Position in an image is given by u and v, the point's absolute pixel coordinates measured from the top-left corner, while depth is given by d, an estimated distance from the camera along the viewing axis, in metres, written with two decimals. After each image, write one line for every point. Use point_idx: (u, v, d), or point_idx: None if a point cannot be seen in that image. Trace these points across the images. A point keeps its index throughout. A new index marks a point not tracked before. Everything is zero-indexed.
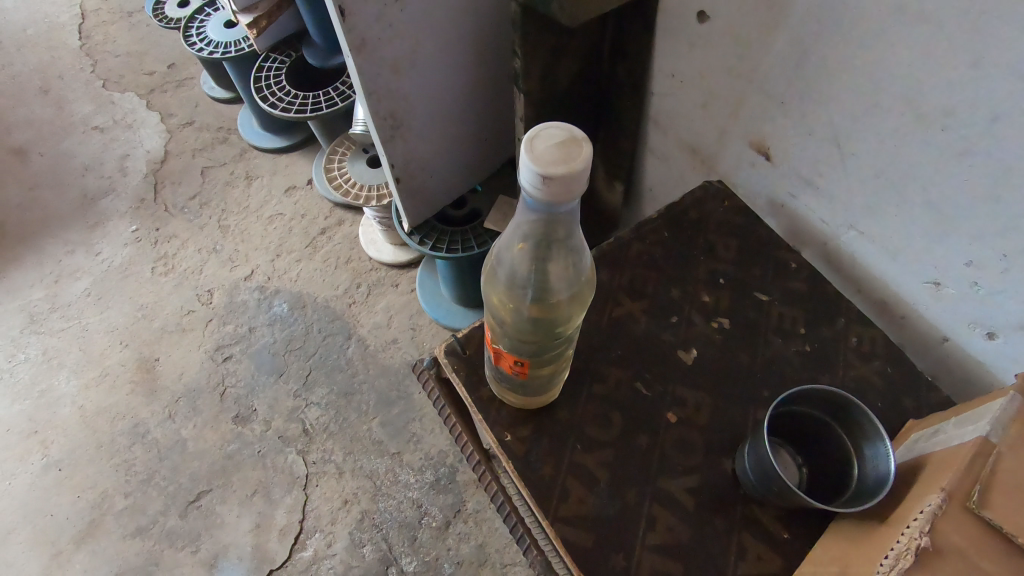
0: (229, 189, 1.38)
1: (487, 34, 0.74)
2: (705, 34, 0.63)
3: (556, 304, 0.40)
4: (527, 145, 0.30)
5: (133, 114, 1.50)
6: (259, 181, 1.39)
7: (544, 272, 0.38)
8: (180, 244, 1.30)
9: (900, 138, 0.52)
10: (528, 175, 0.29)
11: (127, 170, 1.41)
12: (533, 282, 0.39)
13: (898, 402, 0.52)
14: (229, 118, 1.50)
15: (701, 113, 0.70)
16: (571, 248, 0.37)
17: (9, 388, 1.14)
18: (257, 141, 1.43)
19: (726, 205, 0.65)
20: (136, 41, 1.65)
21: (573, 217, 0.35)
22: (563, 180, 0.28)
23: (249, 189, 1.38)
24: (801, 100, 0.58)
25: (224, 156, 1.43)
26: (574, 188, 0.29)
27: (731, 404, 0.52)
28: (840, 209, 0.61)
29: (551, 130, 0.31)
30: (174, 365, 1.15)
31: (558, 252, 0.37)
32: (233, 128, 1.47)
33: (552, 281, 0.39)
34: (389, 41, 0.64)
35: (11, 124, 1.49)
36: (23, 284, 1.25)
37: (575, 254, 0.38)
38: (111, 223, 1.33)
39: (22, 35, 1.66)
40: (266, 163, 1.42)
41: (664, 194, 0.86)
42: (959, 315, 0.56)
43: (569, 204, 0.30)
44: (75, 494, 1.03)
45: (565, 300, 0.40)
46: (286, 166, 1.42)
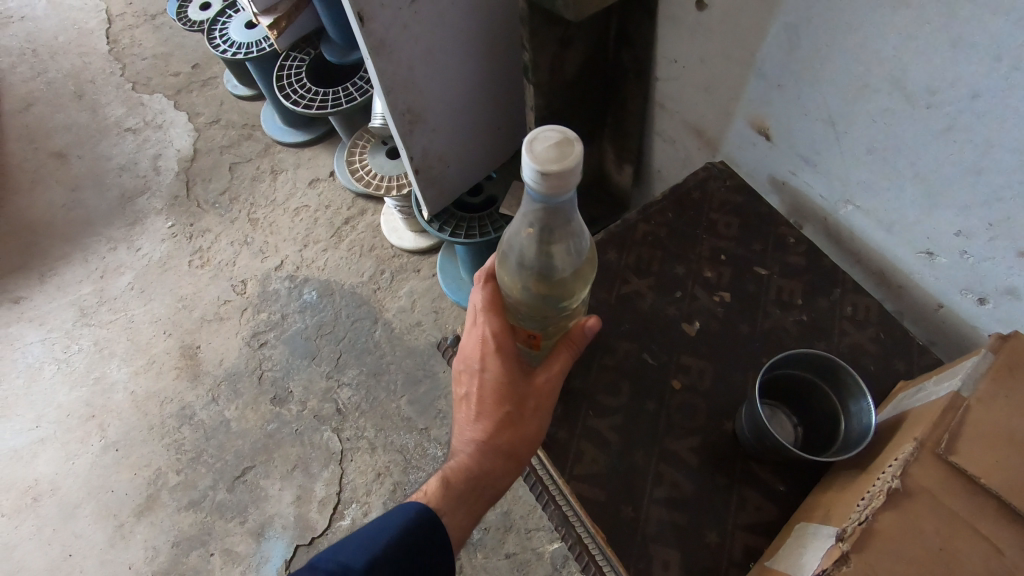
0: (256, 183, 1.44)
1: (497, 28, 0.78)
2: (704, 21, 0.66)
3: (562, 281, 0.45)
4: (527, 147, 0.34)
5: (163, 114, 1.57)
6: (284, 174, 1.45)
7: (550, 254, 0.43)
8: (213, 237, 1.37)
9: (889, 116, 0.54)
10: (529, 173, 0.33)
11: (161, 169, 1.48)
12: (540, 264, 0.43)
13: (891, 365, 0.56)
14: (252, 114, 1.56)
15: (704, 96, 0.73)
16: (571, 231, 0.42)
17: (67, 376, 1.23)
18: (280, 136, 1.49)
19: (728, 185, 0.68)
20: (161, 43, 1.71)
21: (572, 204, 0.39)
22: (559, 175, 0.32)
23: (275, 182, 1.44)
24: (797, 83, 0.61)
25: (250, 151, 1.49)
26: (569, 181, 0.33)
27: (733, 371, 0.57)
28: (837, 185, 0.64)
29: (547, 132, 0.35)
30: (215, 352, 1.23)
31: (561, 236, 0.42)
32: (258, 124, 1.54)
33: (558, 263, 0.43)
34: (405, 41, 0.68)
35: (51, 129, 1.57)
36: (72, 280, 1.34)
37: (575, 237, 0.43)
38: (148, 220, 1.41)
39: (54, 42, 1.74)
40: (290, 157, 1.48)
41: (672, 176, 0.89)
42: (953, 282, 0.59)
43: (565, 195, 0.35)
44: (133, 472, 1.12)
45: (569, 277, 0.45)
46: (309, 160, 1.47)
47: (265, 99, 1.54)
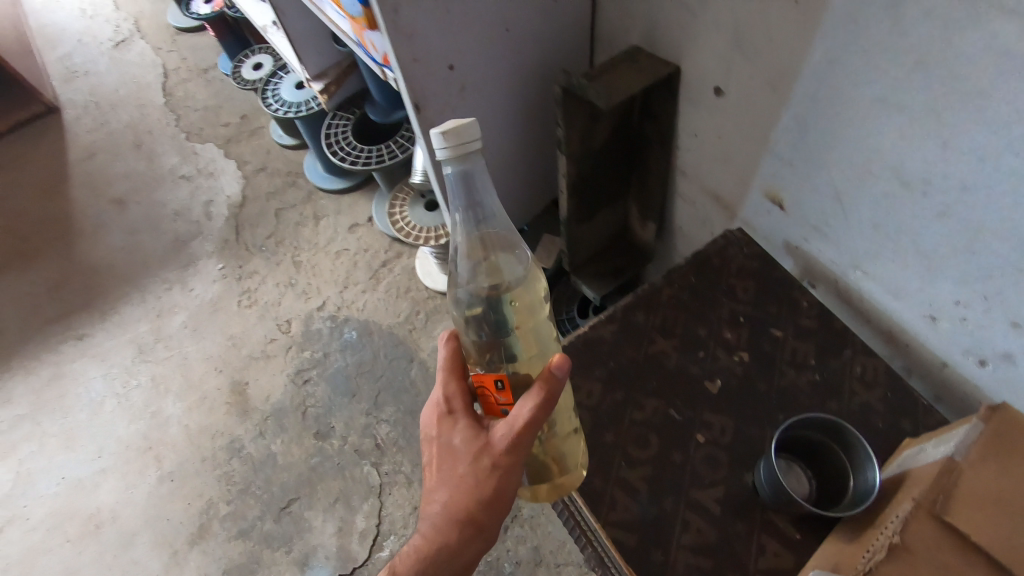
0: (300, 228, 1.54)
1: (533, 105, 0.86)
2: (721, 105, 0.73)
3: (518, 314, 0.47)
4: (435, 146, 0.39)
5: (214, 163, 1.69)
6: (326, 220, 1.55)
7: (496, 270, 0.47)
8: (260, 279, 1.47)
9: (890, 198, 0.61)
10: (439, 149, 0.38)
11: (212, 215, 1.59)
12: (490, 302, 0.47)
13: (898, 422, 0.61)
14: (296, 163, 1.67)
15: (722, 167, 0.80)
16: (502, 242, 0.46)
17: (126, 410, 1.32)
18: (322, 183, 1.59)
19: (745, 250, 0.75)
20: (212, 95, 1.85)
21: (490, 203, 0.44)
22: (456, 131, 0.37)
23: (317, 227, 1.54)
24: (806, 163, 0.68)
25: (294, 198, 1.60)
26: (469, 140, 0.38)
27: (752, 426, 0.63)
28: (846, 252, 0.70)
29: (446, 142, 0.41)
30: (263, 388, 1.32)
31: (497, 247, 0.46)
32: (301, 172, 1.65)
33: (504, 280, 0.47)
34: (453, 123, 0.77)
35: (111, 176, 1.70)
36: (131, 319, 1.45)
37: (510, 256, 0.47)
38: (201, 263, 1.51)
39: (115, 96, 1.89)
40: (331, 203, 1.58)
41: (693, 233, 0.96)
42: (955, 344, 0.64)
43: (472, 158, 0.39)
44: (186, 502, 1.20)
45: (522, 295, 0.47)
46: (348, 206, 1.57)
47: (308, 149, 1.66)
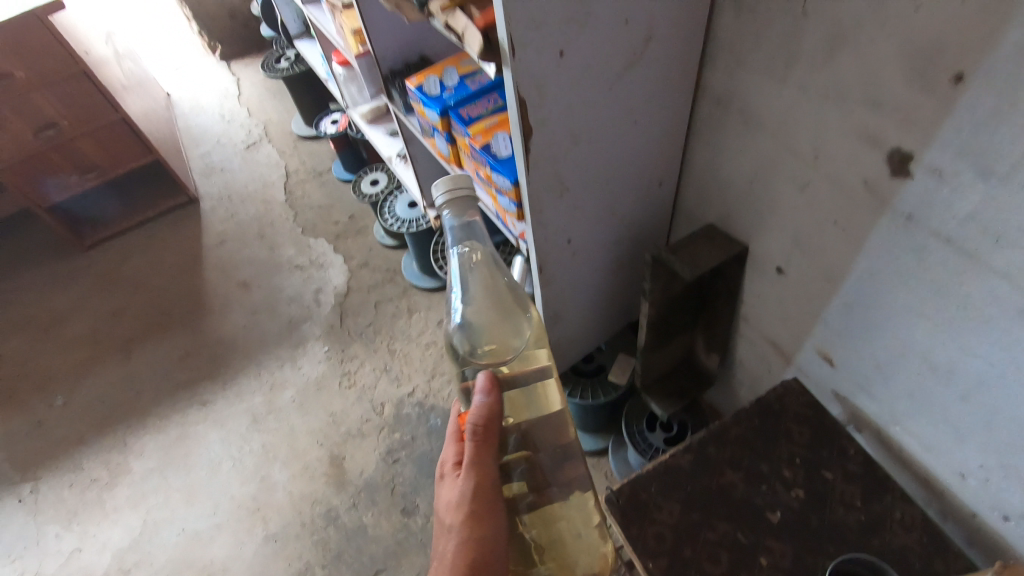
0: (395, 319, 1.78)
1: (624, 259, 1.07)
2: (782, 281, 0.91)
3: (508, 321, 0.66)
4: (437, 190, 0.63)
5: (324, 256, 1.96)
6: (418, 314, 1.78)
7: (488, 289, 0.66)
8: (360, 363, 1.69)
9: (922, 377, 0.76)
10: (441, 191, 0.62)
11: (320, 302, 1.85)
12: (490, 321, 0.65)
13: (931, 564, 0.74)
14: (394, 260, 1.93)
15: (781, 324, 0.98)
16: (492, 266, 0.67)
17: (240, 472, 1.53)
18: (417, 281, 1.83)
19: (801, 399, 0.90)
20: (326, 196, 2.16)
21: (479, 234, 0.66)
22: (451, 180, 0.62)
23: (410, 320, 1.77)
24: (853, 337, 0.84)
25: (392, 292, 1.84)
26: (459, 182, 0.63)
27: (806, 555, 0.76)
28: (888, 410, 0.85)
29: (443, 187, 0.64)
30: (358, 463, 1.50)
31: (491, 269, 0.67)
32: (398, 270, 1.90)
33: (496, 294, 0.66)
34: (563, 278, 0.98)
35: (238, 262, 1.99)
36: (248, 390, 1.68)
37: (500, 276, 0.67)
38: (309, 345, 1.75)
39: (245, 191, 2.22)
40: (423, 299, 1.81)
41: (754, 367, 1.12)
42: (982, 500, 0.77)
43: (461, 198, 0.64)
44: (287, 563, 1.37)
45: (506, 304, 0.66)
46: (438, 302, 1.80)
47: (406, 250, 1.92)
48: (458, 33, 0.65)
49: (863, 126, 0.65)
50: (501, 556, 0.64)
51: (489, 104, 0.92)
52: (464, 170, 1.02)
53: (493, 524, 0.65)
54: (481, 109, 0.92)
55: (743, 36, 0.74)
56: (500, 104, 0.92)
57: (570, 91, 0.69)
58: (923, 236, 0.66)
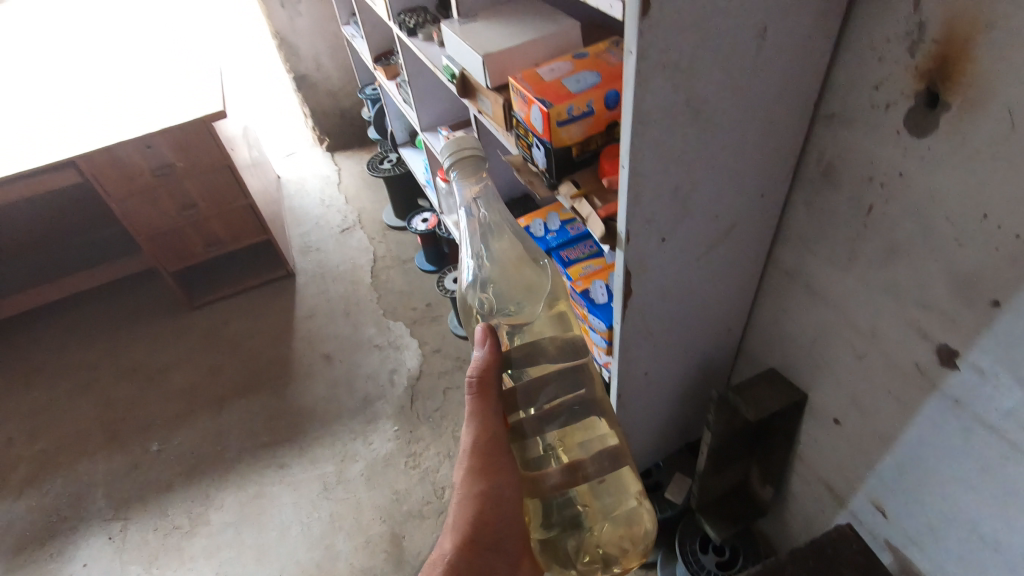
0: (461, 407, 1.91)
1: (689, 390, 1.18)
2: (838, 431, 1.01)
3: (511, 272, 0.80)
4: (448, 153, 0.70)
5: (402, 339, 2.15)
6: None
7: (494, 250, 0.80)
8: (425, 446, 1.82)
9: (970, 543, 0.83)
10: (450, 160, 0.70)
11: (394, 381, 2.01)
12: (497, 276, 0.80)
13: None
14: (464, 350, 2.09)
15: (836, 469, 1.06)
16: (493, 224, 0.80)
17: (307, 538, 1.64)
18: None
19: (854, 546, 0.97)
20: (407, 282, 2.38)
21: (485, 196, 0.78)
22: (460, 146, 0.70)
23: None
24: (904, 495, 0.92)
25: (460, 380, 1.99)
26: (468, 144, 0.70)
27: None
28: (939, 568, 0.91)
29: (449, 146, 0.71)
30: (416, 544, 1.59)
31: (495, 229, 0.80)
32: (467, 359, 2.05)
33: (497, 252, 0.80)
34: (636, 404, 1.10)
35: (324, 336, 2.20)
36: (321, 458, 1.82)
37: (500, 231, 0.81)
38: (381, 422, 1.90)
39: (336, 270, 2.48)
40: None
41: (807, 504, 1.18)
42: None
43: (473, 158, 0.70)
44: None
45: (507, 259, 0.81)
46: None
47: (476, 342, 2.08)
48: (583, 215, 0.83)
49: (913, 321, 0.78)
50: (509, 508, 0.69)
51: (587, 250, 1.10)
52: None
53: (499, 467, 0.70)
54: (580, 253, 1.09)
55: (810, 228, 0.89)
56: (596, 250, 1.10)
57: (665, 264, 0.85)
58: (967, 420, 0.76)
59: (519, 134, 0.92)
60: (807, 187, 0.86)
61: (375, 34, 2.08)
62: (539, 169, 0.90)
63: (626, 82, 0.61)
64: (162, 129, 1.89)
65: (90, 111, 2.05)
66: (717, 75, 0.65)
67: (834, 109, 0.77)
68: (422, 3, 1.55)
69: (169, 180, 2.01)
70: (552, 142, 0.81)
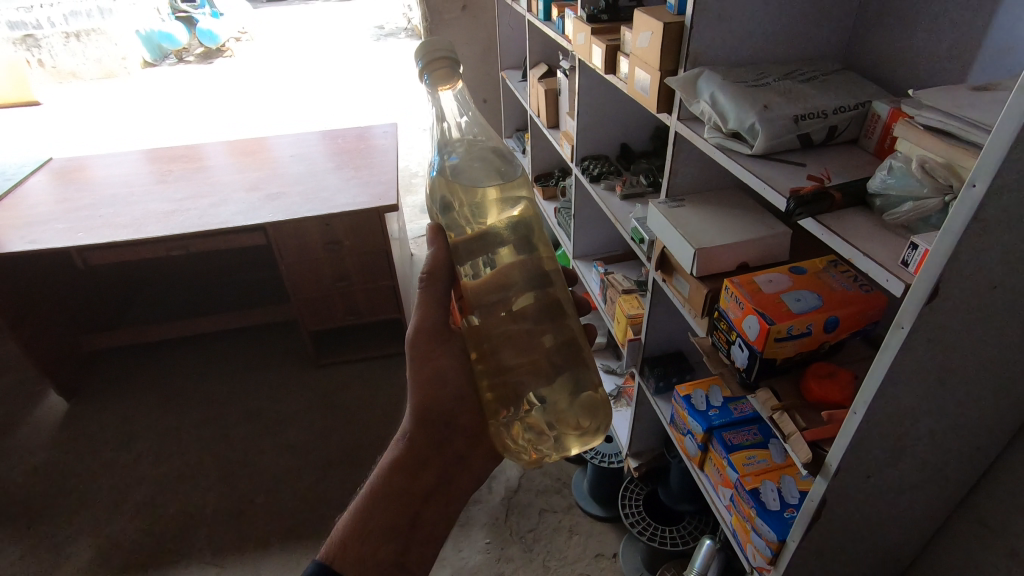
0: (556, 533, 1.76)
1: None
2: None
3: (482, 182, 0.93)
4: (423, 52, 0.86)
5: None
6: (578, 536, 1.75)
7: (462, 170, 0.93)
8: (514, 567, 1.68)
9: None
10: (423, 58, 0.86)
11: (491, 487, 1.90)
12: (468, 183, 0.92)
13: None
14: (566, 471, 1.95)
15: None
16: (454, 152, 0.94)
17: None
18: (583, 503, 1.82)
19: None
20: None
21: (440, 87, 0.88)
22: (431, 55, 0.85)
23: (569, 539, 1.74)
24: None
25: (558, 504, 1.85)
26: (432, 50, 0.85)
27: None
28: None
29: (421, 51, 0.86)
30: None
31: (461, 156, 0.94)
32: (567, 482, 1.91)
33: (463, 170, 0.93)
34: None
35: None
36: None
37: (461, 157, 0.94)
38: (473, 530, 1.79)
39: None
40: (586, 523, 1.78)
41: None
42: None
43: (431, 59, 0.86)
44: None
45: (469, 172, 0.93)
46: (600, 532, 1.75)
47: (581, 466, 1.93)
48: (783, 431, 0.82)
49: None
50: (448, 386, 0.88)
51: (750, 436, 1.07)
52: (706, 474, 1.16)
53: (441, 360, 0.88)
54: (743, 439, 1.07)
55: None
56: (760, 439, 1.07)
57: (863, 497, 0.81)
58: None
59: (717, 325, 0.95)
60: None
61: (541, 158, 2.25)
62: (733, 364, 0.92)
63: (887, 346, 0.63)
64: (342, 213, 2.12)
65: (283, 182, 2.33)
66: (975, 352, 0.65)
67: None
68: (604, 152, 1.68)
69: (334, 254, 2.23)
70: (763, 351, 0.83)
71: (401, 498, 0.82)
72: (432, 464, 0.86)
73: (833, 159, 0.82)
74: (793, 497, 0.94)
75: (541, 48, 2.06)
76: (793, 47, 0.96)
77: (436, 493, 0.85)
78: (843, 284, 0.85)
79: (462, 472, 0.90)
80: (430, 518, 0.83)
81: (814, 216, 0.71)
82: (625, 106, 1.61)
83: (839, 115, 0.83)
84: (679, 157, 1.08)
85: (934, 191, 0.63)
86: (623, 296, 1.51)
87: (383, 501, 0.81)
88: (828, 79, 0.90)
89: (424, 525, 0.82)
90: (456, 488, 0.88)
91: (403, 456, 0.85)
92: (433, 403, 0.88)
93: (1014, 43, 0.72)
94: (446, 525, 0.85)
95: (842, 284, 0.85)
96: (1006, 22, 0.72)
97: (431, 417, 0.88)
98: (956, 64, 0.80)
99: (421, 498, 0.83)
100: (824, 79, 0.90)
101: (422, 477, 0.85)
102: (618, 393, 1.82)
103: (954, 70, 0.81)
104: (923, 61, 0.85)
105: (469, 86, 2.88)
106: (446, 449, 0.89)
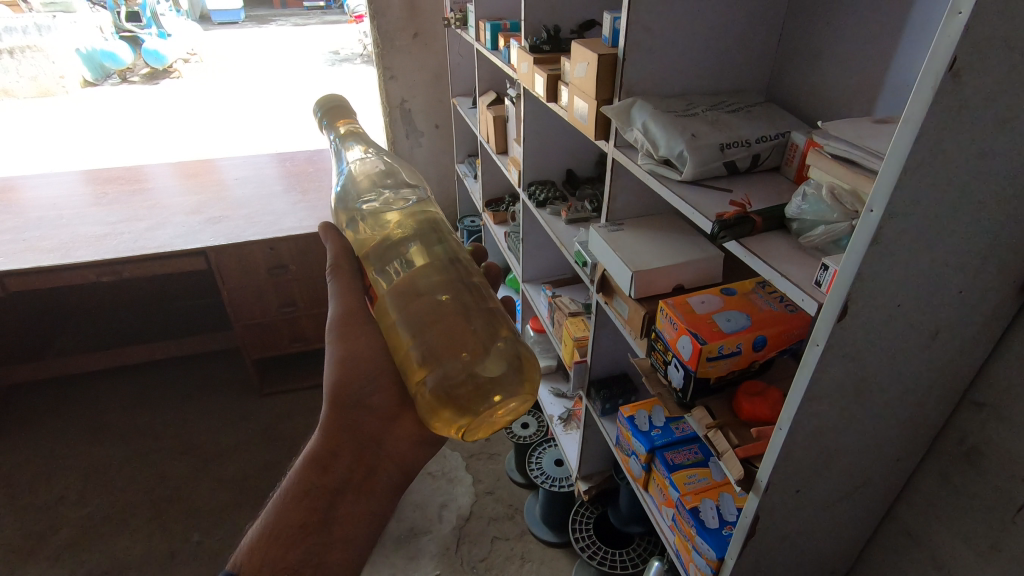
0: (507, 561, 1.72)
1: None
2: None
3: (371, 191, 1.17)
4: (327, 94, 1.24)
5: (455, 470, 2.03)
6: (530, 563, 1.71)
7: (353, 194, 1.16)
8: None
9: None
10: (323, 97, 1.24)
11: (442, 517, 1.86)
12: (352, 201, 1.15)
13: None
14: (519, 497, 1.93)
15: None
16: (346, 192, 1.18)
17: None
18: (536, 528, 1.79)
19: None
20: None
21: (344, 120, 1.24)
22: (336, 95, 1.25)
23: (521, 567, 1.70)
24: None
25: (510, 530, 1.82)
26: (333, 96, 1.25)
27: None
28: None
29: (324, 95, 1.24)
30: None
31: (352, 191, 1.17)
32: (519, 508, 1.89)
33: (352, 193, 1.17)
34: None
35: None
36: None
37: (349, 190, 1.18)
38: (422, 561, 1.73)
39: None
40: (538, 549, 1.75)
41: None
42: None
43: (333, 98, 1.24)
44: None
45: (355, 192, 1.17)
46: (552, 558, 1.73)
47: (534, 492, 1.92)
48: (716, 449, 0.84)
49: None
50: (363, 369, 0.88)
51: (691, 455, 1.09)
52: (650, 494, 1.17)
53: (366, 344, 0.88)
54: (684, 458, 1.09)
55: (940, 500, 0.88)
56: (700, 458, 1.08)
57: (792, 513, 0.84)
58: None
59: (655, 347, 0.97)
60: (945, 461, 0.86)
61: (492, 182, 2.27)
62: (670, 385, 0.94)
63: (806, 365, 0.65)
64: (289, 236, 2.08)
65: (227, 206, 2.27)
66: (885, 367, 0.69)
67: (985, 399, 0.79)
68: (551, 177, 1.71)
69: (279, 279, 2.17)
70: (696, 371, 0.84)
71: (311, 498, 0.86)
72: (342, 454, 0.88)
73: (756, 186, 0.86)
74: (731, 514, 0.97)
75: (490, 75, 2.10)
76: (720, 80, 1.02)
77: (351, 484, 0.88)
78: (770, 304, 0.89)
79: (378, 456, 0.90)
80: (343, 513, 0.87)
81: (737, 240, 0.74)
82: (570, 133, 1.66)
83: (760, 144, 0.87)
84: (617, 183, 1.11)
85: (843, 216, 0.67)
86: (570, 319, 1.53)
87: (295, 501, 0.85)
88: (751, 111, 0.95)
89: (337, 522, 0.86)
90: (372, 475, 0.90)
91: (312, 454, 0.87)
92: (339, 390, 0.88)
93: (909, 81, 0.78)
94: (361, 514, 0.88)
95: (769, 304, 0.89)
96: (902, 63, 0.79)
97: (343, 409, 0.88)
98: (862, 99, 0.87)
99: (332, 490, 0.87)
100: (747, 110, 0.96)
101: (331, 469, 0.87)
102: (567, 415, 1.83)
103: (861, 104, 0.87)
104: (834, 96, 0.92)
105: (421, 111, 2.90)
106: (358, 440, 0.89)
